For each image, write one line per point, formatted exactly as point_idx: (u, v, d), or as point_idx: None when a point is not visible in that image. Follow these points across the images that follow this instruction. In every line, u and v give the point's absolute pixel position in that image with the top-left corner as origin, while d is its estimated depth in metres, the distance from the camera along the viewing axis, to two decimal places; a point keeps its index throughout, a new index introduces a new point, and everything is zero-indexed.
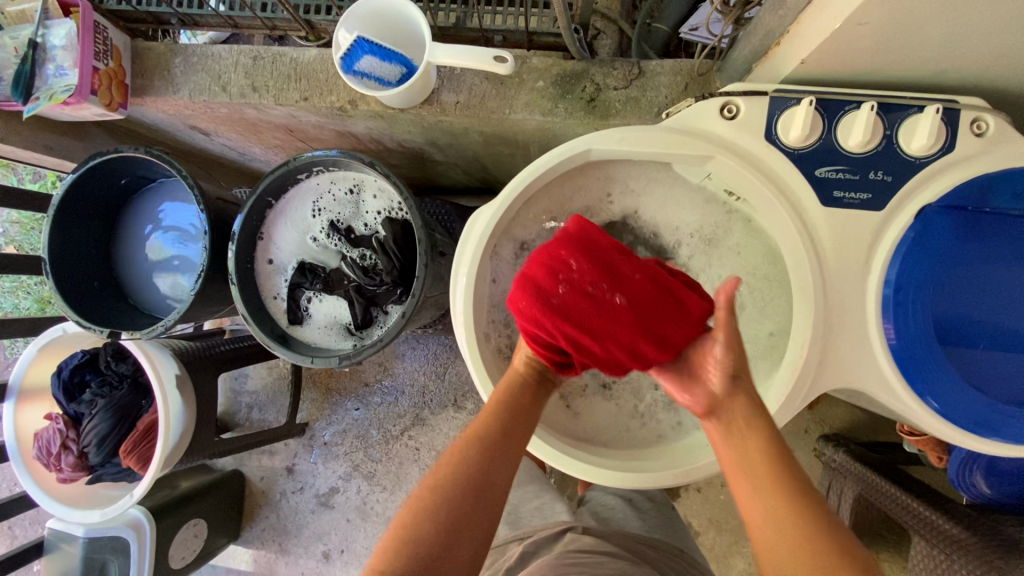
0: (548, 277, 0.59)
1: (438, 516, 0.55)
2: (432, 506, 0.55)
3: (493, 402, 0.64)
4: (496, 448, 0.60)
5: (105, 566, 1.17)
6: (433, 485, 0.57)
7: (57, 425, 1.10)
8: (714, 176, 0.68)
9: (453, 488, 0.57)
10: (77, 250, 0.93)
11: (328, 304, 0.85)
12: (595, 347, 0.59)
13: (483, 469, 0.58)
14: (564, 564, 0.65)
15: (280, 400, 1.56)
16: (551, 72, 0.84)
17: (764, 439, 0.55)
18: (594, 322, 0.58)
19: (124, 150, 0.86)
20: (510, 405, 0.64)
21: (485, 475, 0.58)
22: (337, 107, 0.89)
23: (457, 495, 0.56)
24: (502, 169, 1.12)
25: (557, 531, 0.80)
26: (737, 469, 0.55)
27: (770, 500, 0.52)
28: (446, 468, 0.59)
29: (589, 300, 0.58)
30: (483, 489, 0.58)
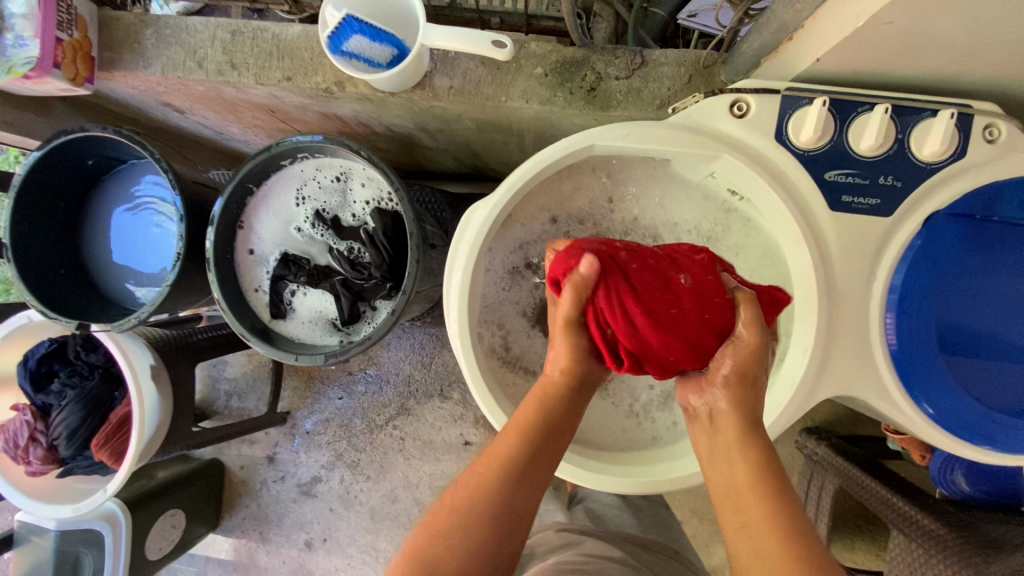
0: (604, 245, 0.58)
1: (459, 554, 0.52)
2: (452, 532, 0.53)
3: (525, 415, 0.59)
4: (522, 476, 0.56)
5: (78, 560, 1.14)
6: (451, 517, 0.54)
7: (24, 417, 1.05)
8: (719, 175, 0.66)
9: (472, 528, 0.53)
10: (43, 235, 0.88)
11: (314, 297, 0.81)
12: (648, 331, 0.56)
13: (511, 499, 0.55)
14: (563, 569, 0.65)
15: (260, 388, 1.52)
16: (550, 59, 0.80)
17: (752, 472, 0.54)
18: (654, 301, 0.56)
19: (90, 128, 0.80)
20: (539, 418, 0.59)
21: (512, 507, 0.55)
22: (322, 88, 0.83)
23: (485, 531, 0.53)
24: (494, 156, 1.09)
25: (549, 530, 0.80)
26: (725, 499, 0.55)
27: (763, 539, 0.50)
28: (468, 494, 0.55)
29: (653, 271, 0.57)
30: (508, 521, 0.54)
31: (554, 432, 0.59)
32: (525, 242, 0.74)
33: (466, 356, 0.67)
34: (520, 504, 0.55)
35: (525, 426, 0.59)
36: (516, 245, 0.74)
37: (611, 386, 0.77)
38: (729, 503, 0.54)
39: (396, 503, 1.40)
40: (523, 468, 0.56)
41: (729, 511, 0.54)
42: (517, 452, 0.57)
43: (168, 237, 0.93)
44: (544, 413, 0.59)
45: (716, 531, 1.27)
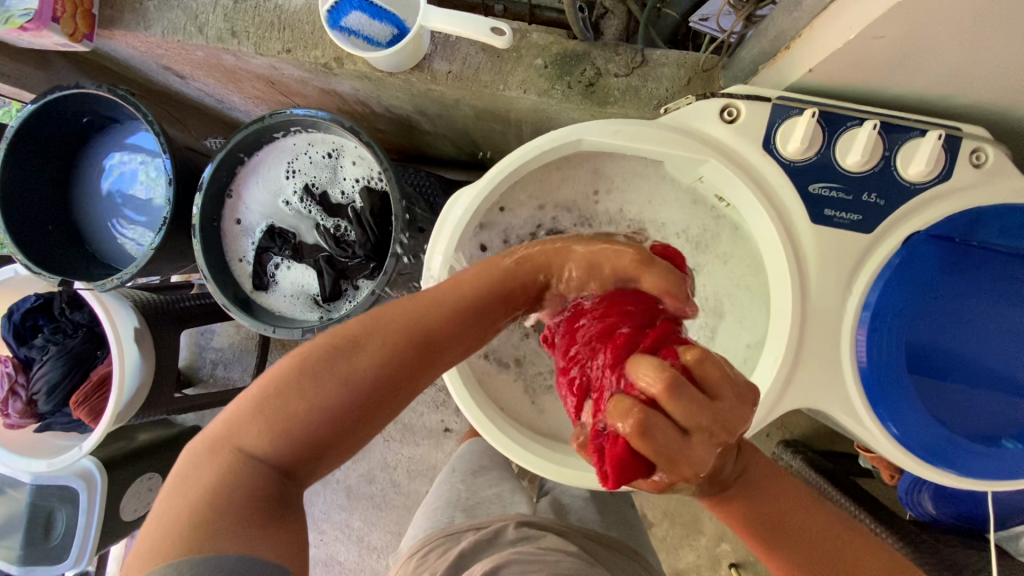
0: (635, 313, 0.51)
1: (329, 418, 0.50)
2: (329, 397, 0.49)
3: (445, 297, 0.54)
4: (419, 360, 0.52)
5: (51, 515, 1.21)
6: (331, 389, 0.49)
7: (5, 368, 1.07)
8: (707, 179, 0.66)
9: (350, 396, 0.50)
10: (32, 188, 0.88)
11: (297, 272, 0.81)
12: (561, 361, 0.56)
13: (402, 384, 0.52)
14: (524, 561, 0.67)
15: (245, 359, 1.53)
16: (551, 51, 0.80)
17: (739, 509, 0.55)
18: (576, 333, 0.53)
19: (85, 85, 0.80)
20: (458, 305, 0.54)
21: (401, 386, 0.52)
22: (321, 62, 0.83)
23: (366, 411, 0.51)
24: (493, 144, 1.08)
25: (513, 523, 0.81)
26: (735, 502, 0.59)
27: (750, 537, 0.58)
28: (356, 362, 0.50)
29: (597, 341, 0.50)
30: (395, 402, 0.52)
31: (471, 327, 0.54)
32: (510, 232, 0.75)
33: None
34: (409, 390, 0.53)
35: (442, 318, 0.52)
36: (500, 235, 0.74)
37: None
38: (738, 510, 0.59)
39: (372, 484, 1.42)
40: (425, 356, 0.52)
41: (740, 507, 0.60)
42: (425, 340, 0.52)
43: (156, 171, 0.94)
44: (465, 305, 0.54)
45: (685, 535, 1.28)
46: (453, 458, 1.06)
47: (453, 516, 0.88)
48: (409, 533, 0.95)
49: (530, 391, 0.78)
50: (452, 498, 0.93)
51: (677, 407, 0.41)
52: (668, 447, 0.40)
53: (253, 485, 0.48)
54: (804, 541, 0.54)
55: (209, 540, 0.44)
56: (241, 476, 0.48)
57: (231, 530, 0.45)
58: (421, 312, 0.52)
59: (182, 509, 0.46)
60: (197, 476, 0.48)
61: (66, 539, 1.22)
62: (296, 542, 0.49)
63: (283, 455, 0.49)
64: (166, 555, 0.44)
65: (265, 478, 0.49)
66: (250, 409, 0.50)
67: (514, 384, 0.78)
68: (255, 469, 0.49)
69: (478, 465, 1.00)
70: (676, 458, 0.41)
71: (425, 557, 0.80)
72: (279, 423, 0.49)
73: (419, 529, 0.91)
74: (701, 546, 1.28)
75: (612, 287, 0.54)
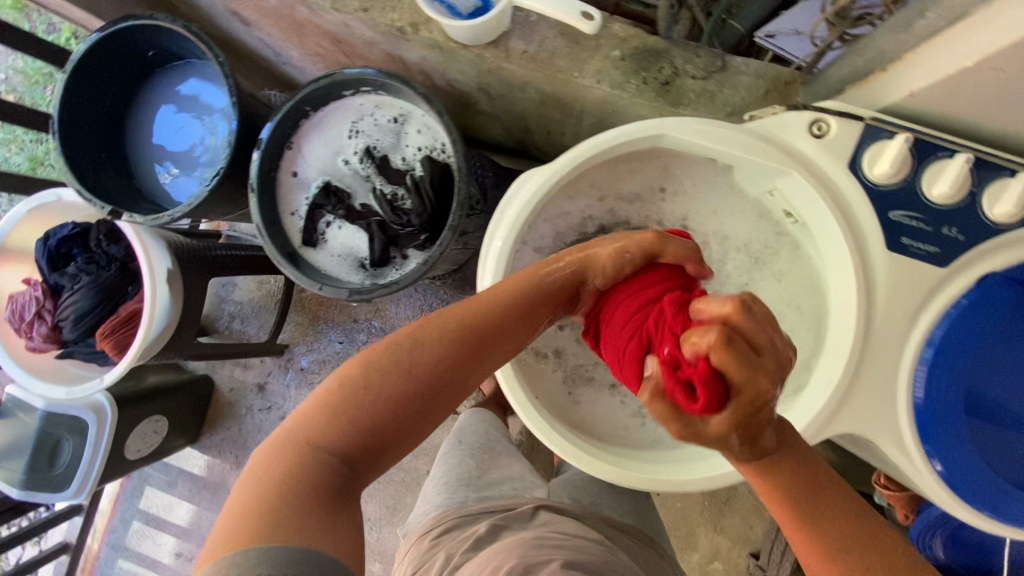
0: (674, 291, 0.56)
1: (393, 408, 0.52)
2: (394, 386, 0.52)
3: (499, 294, 0.58)
4: (477, 354, 0.55)
5: (59, 443, 1.24)
6: (396, 380, 0.52)
7: (35, 292, 1.07)
8: (781, 191, 0.65)
9: (413, 387, 0.52)
10: (92, 117, 0.88)
11: (348, 233, 0.81)
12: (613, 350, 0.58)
13: (459, 379, 0.55)
14: (549, 546, 0.69)
15: (264, 316, 1.59)
16: (630, 44, 0.79)
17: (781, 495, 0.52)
18: (622, 317, 0.58)
19: (158, 18, 0.80)
20: (511, 303, 0.58)
21: (459, 379, 0.55)
22: (396, 27, 0.82)
23: (424, 403, 0.53)
24: (545, 133, 1.08)
25: (531, 509, 0.82)
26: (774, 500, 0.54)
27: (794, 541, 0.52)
28: (419, 351, 0.53)
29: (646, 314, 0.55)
30: (451, 397, 0.55)
31: (520, 326, 0.58)
32: (570, 216, 0.76)
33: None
34: (463, 383, 0.55)
35: (497, 316, 0.56)
36: (560, 219, 0.76)
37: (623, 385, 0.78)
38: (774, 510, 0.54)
39: None
40: (481, 351, 0.56)
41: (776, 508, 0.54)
42: (480, 335, 0.55)
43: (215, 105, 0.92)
44: (515, 303, 0.58)
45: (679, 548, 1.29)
46: (455, 430, 1.05)
47: (466, 496, 0.88)
48: (419, 509, 0.95)
49: (567, 384, 0.78)
50: (465, 475, 0.92)
51: (748, 327, 0.43)
52: (748, 359, 0.41)
53: (319, 477, 0.49)
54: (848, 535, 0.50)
55: (276, 529, 0.44)
56: (308, 468, 0.49)
57: (298, 521, 0.46)
58: (479, 309, 0.56)
59: (252, 498, 0.47)
60: (265, 468, 0.49)
61: (70, 469, 1.25)
62: (354, 537, 0.48)
63: (346, 446, 0.51)
64: (238, 542, 0.43)
65: (331, 470, 0.50)
66: (318, 401, 0.52)
67: (552, 374, 0.77)
68: (322, 461, 0.49)
69: (485, 439, 1.00)
70: (757, 373, 0.41)
71: (440, 539, 0.81)
72: (344, 412, 0.51)
73: (429, 505, 0.91)
74: (693, 561, 1.28)
75: (643, 265, 0.61)
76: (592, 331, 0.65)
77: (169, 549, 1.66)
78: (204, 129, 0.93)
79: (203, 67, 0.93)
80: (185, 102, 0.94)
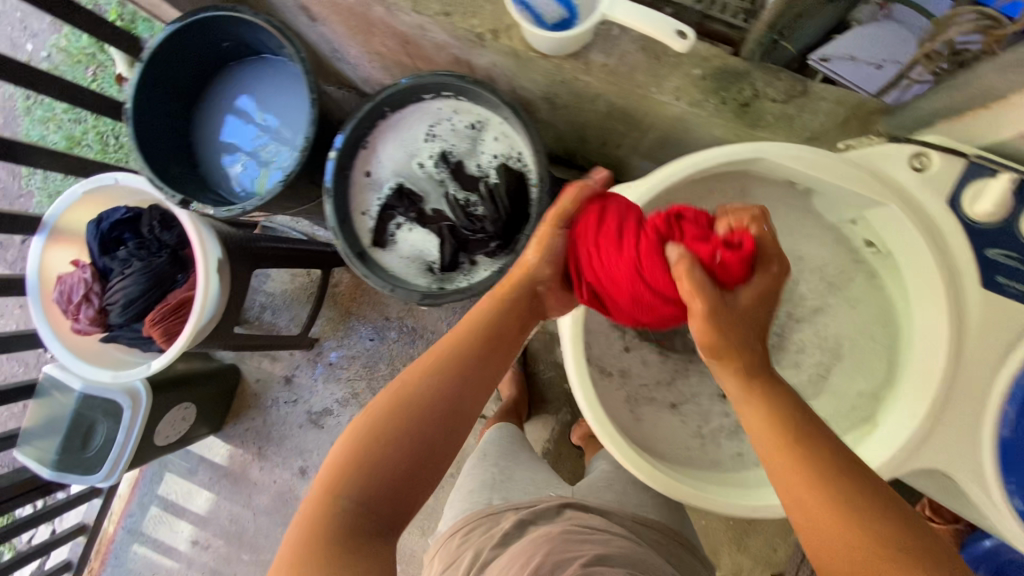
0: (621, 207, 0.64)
1: (399, 445, 0.57)
2: (396, 424, 0.58)
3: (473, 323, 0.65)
4: (466, 380, 0.62)
5: (93, 426, 1.23)
6: (394, 419, 0.58)
7: (83, 275, 1.07)
8: (871, 221, 0.66)
9: (413, 422, 0.58)
10: (163, 105, 0.88)
11: (418, 236, 0.81)
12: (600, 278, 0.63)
13: (451, 403, 0.60)
14: (576, 541, 0.71)
15: (296, 309, 1.59)
16: (711, 63, 0.79)
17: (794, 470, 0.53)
18: (611, 256, 0.61)
19: (244, 11, 0.80)
20: (486, 329, 0.65)
21: (456, 406, 0.61)
22: (475, 32, 0.82)
23: (425, 431, 0.59)
24: (601, 144, 1.08)
25: (556, 505, 0.82)
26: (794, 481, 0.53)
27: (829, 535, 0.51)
28: (412, 389, 0.60)
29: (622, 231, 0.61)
30: (454, 422, 0.60)
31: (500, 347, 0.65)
32: None
33: (575, 317, 0.72)
34: (460, 410, 0.61)
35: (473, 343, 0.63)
36: None
37: (685, 405, 0.78)
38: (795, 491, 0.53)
39: None
40: (466, 377, 0.62)
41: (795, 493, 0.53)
42: (461, 364, 0.62)
43: (285, 100, 0.93)
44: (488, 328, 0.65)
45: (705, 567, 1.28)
46: (481, 441, 1.06)
47: (490, 499, 0.88)
48: (444, 516, 0.95)
49: (630, 402, 0.77)
50: (487, 481, 0.92)
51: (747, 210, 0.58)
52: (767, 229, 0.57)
53: (341, 521, 0.54)
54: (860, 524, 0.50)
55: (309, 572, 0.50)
56: (329, 515, 0.55)
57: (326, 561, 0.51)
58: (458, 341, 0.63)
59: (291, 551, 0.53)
60: (298, 519, 0.55)
61: (101, 453, 1.24)
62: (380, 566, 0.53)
63: (361, 489, 0.56)
64: None
65: (353, 513, 0.55)
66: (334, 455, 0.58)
67: (616, 390, 0.77)
68: (342, 506, 0.55)
69: (509, 450, 1.01)
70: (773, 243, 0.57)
71: (468, 536, 0.82)
72: (355, 459, 0.57)
73: (455, 509, 0.91)
74: None
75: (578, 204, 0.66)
76: (586, 291, 0.66)
77: (185, 537, 1.66)
78: (271, 122, 0.93)
79: (277, 60, 0.93)
80: (254, 95, 0.94)
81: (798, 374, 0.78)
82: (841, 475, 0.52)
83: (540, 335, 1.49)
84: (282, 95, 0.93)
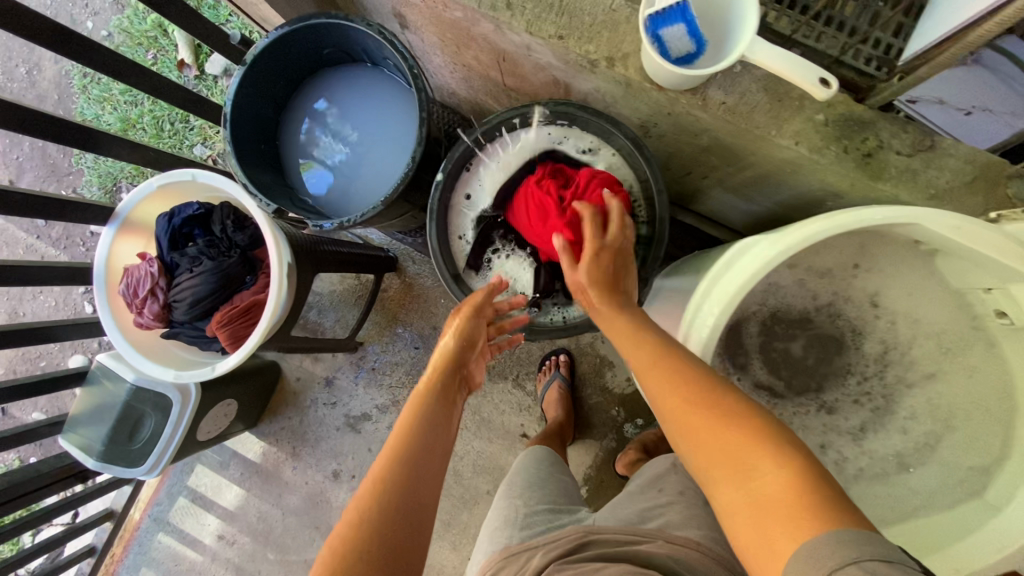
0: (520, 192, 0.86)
1: (374, 543, 0.56)
2: (364, 523, 0.57)
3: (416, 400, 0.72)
4: (421, 461, 0.65)
5: (141, 418, 1.21)
6: (357, 517, 0.58)
7: (150, 268, 1.05)
8: (1011, 295, 0.64)
9: (380, 510, 0.58)
10: (258, 106, 0.86)
11: (513, 263, 0.89)
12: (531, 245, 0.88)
13: (412, 486, 0.62)
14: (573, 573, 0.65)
15: (343, 310, 1.57)
16: (836, 109, 0.76)
17: (676, 421, 0.59)
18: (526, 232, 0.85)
19: (355, 21, 0.77)
20: (427, 399, 0.73)
21: (417, 498, 0.61)
22: (590, 58, 0.80)
23: (397, 528, 0.58)
24: (687, 175, 1.05)
25: (577, 534, 0.75)
26: (693, 435, 0.57)
27: (717, 468, 0.54)
28: (370, 488, 0.61)
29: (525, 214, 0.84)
30: (419, 513, 0.61)
31: (442, 414, 0.72)
32: None
33: None
34: (422, 496, 0.62)
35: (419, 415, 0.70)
36: None
37: None
38: (698, 441, 0.57)
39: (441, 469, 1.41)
40: (422, 453, 0.66)
41: (694, 448, 0.57)
42: (411, 436, 0.67)
43: (381, 109, 0.91)
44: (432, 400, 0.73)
45: None
46: (509, 472, 1.02)
47: (510, 536, 0.82)
48: (472, 560, 0.89)
49: None
50: (510, 516, 0.87)
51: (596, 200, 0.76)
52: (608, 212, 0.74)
53: None
54: (724, 439, 0.54)
55: None
56: None
57: None
58: (407, 417, 0.70)
59: None
60: None
61: (147, 445, 1.22)
62: None
63: None
64: None
65: None
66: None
67: None
68: None
69: (533, 480, 0.96)
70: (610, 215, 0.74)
71: None
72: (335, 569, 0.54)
73: (481, 553, 0.86)
74: None
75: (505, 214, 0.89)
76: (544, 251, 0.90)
77: (211, 530, 1.63)
78: (364, 130, 0.91)
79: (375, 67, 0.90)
80: (349, 101, 0.92)
81: (904, 439, 0.75)
82: (704, 401, 0.57)
83: (590, 358, 1.46)
84: (377, 104, 0.91)
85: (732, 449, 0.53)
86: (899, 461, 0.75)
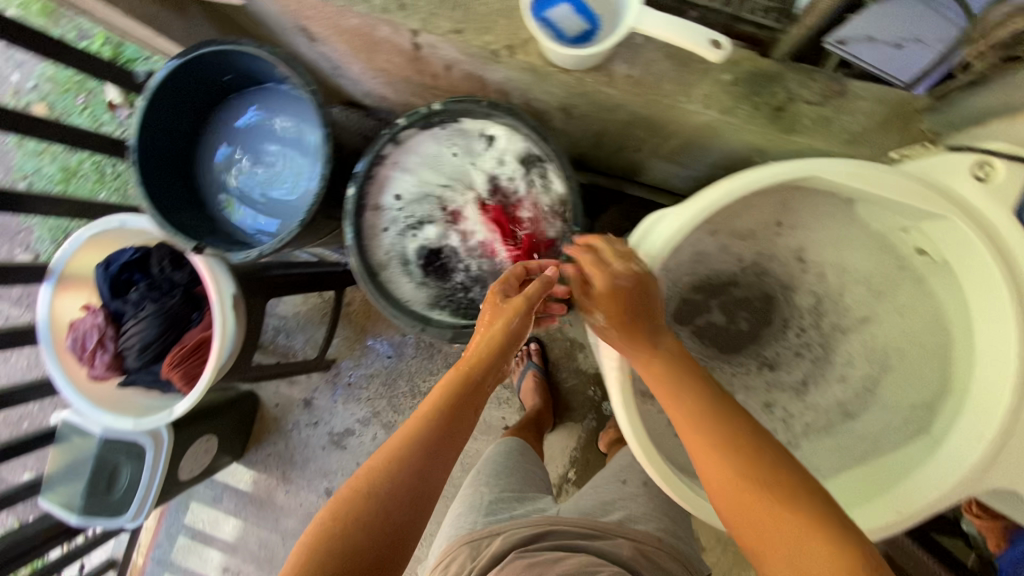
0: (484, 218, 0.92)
1: (372, 514, 0.56)
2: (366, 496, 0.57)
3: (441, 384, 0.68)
4: (441, 442, 0.62)
5: (117, 468, 1.21)
6: (366, 486, 0.58)
7: (95, 320, 1.04)
8: (923, 232, 0.65)
9: (393, 483, 0.58)
10: (166, 142, 0.85)
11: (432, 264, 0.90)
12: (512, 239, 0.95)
13: (427, 468, 0.60)
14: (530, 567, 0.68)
15: (311, 330, 1.56)
16: (741, 67, 0.75)
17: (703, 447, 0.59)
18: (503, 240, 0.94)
19: (245, 45, 0.76)
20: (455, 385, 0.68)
21: (430, 471, 0.60)
22: (491, 49, 0.78)
23: (398, 502, 0.58)
24: (620, 150, 1.04)
25: (539, 524, 0.77)
26: (724, 467, 0.57)
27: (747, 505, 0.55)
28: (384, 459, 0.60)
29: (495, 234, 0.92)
30: (425, 489, 0.60)
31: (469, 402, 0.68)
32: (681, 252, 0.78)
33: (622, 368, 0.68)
34: (433, 478, 0.61)
35: (440, 392, 0.67)
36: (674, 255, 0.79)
37: None
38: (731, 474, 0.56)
39: None
40: (446, 436, 0.63)
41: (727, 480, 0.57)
42: (437, 418, 0.64)
43: (286, 128, 0.89)
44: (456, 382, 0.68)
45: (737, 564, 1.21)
46: (481, 459, 1.02)
47: (474, 521, 0.84)
48: (436, 545, 0.91)
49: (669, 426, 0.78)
50: (476, 503, 0.89)
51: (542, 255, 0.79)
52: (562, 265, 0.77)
53: None
54: (758, 484, 0.55)
55: None
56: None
57: None
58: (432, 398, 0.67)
59: None
60: None
61: (127, 494, 1.22)
62: None
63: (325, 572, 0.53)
64: None
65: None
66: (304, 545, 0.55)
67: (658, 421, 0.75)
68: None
69: (501, 468, 0.97)
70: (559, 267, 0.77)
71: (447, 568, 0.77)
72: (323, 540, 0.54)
73: (445, 538, 0.88)
74: None
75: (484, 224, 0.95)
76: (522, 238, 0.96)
77: (214, 564, 1.64)
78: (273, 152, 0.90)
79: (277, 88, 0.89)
80: (255, 123, 0.91)
81: (845, 387, 0.76)
82: (739, 442, 0.57)
83: (561, 343, 1.46)
84: (282, 125, 0.90)
85: (762, 491, 0.54)
86: (842, 409, 0.76)
